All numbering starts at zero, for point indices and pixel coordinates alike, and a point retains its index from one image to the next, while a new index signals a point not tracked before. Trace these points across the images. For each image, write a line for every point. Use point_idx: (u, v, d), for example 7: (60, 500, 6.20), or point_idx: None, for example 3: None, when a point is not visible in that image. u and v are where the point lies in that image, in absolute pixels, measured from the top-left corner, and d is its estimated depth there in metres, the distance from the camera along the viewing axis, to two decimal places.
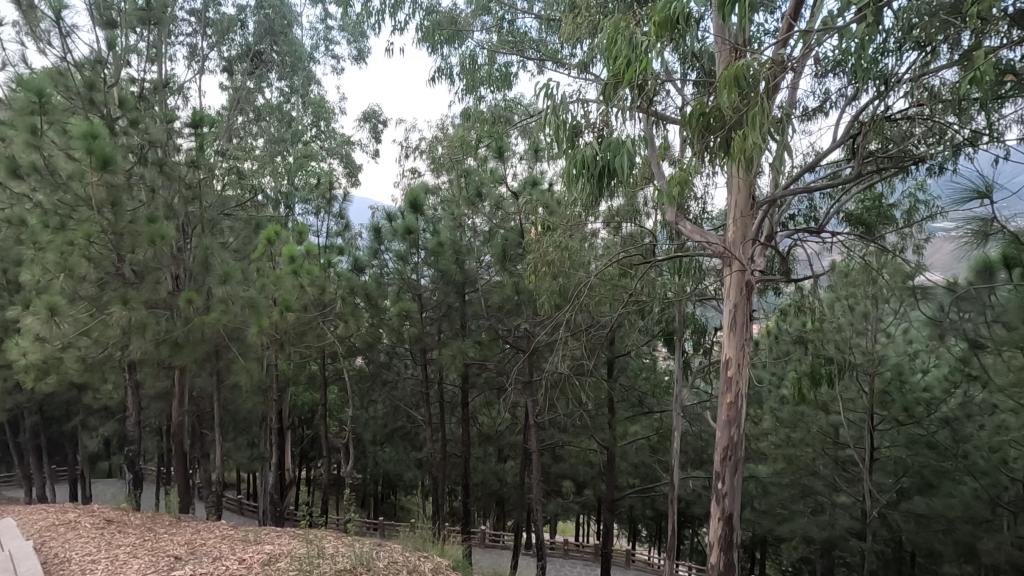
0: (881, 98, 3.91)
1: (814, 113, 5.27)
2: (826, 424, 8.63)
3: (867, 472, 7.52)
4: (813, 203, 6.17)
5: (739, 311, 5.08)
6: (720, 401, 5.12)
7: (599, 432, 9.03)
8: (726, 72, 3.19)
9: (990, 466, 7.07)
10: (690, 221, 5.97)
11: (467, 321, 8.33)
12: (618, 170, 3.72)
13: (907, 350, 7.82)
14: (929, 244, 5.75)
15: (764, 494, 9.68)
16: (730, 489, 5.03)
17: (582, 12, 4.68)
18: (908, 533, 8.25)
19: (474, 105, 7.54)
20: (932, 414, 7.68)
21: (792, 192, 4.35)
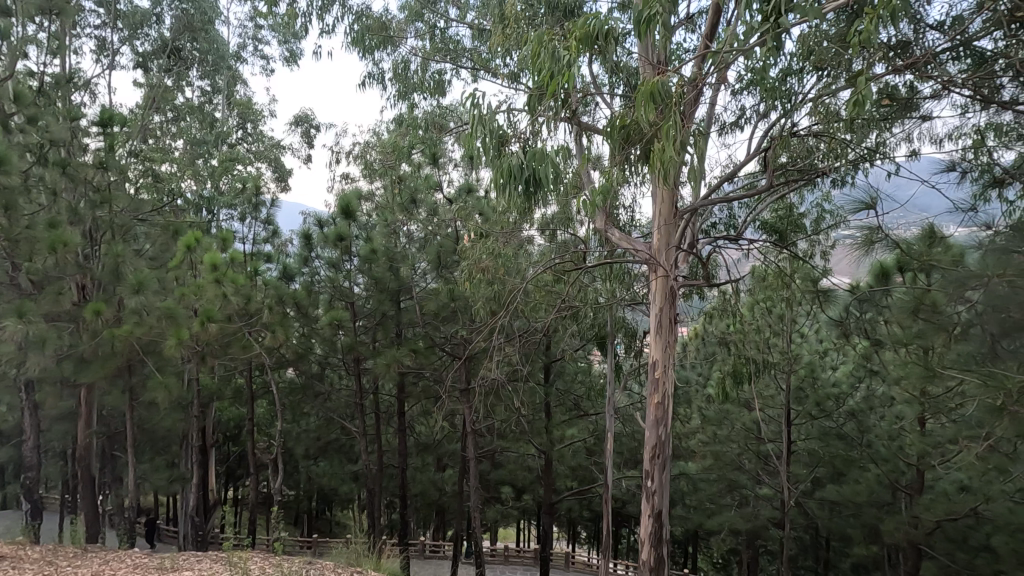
0: (787, 115, 4.21)
1: (731, 128, 5.60)
2: (748, 420, 9.12)
3: (784, 464, 8.01)
4: (732, 212, 6.52)
5: (664, 314, 5.31)
6: (648, 402, 5.32)
7: (536, 436, 9.12)
8: (641, 89, 3.37)
9: (891, 452, 7.68)
10: (619, 230, 6.19)
11: (402, 328, 8.19)
12: (545, 180, 3.79)
13: (818, 349, 8.44)
14: (835, 250, 6.21)
15: (694, 490, 10.05)
16: (658, 486, 5.23)
17: (510, 24, 4.76)
18: (823, 519, 8.80)
19: (408, 111, 7.50)
20: (841, 407, 8.28)
21: (711, 202, 4.63)
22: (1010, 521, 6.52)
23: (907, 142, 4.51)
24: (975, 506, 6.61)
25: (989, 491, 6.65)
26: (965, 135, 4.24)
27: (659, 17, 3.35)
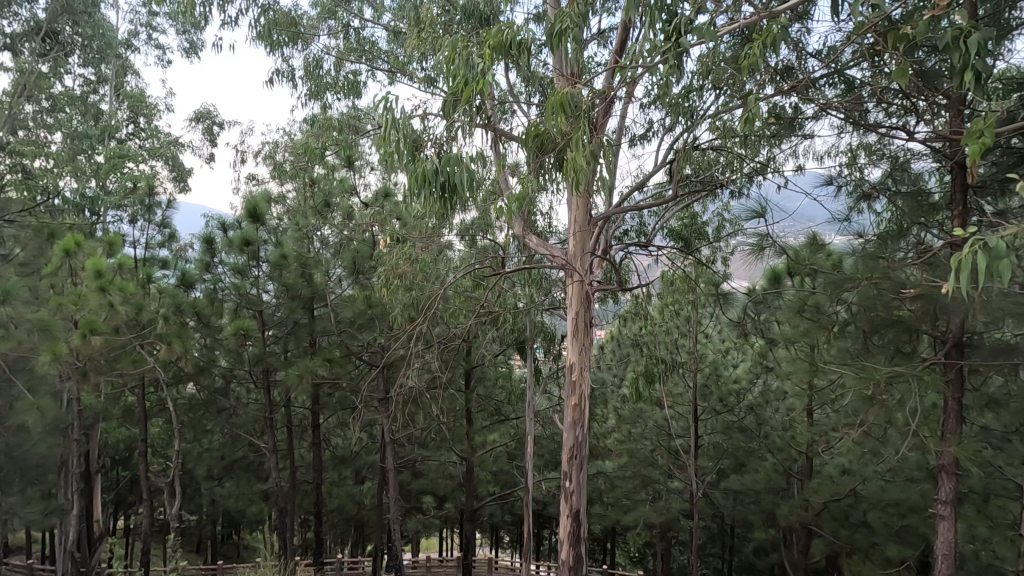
0: (689, 130, 4.48)
1: (640, 140, 5.87)
2: (660, 418, 9.56)
3: (692, 459, 8.46)
4: (642, 220, 6.81)
5: (580, 318, 5.46)
6: (566, 403, 5.46)
7: (457, 443, 9.03)
8: (552, 99, 3.45)
9: (785, 442, 8.33)
10: (536, 236, 6.31)
11: (316, 337, 7.81)
12: (461, 186, 3.77)
13: (721, 348, 9.03)
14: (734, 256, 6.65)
15: (611, 487, 10.36)
16: (576, 486, 5.36)
17: (425, 28, 4.72)
18: (728, 508, 9.37)
19: (320, 111, 7.22)
20: (741, 402, 8.89)
21: (621, 211, 4.84)
22: (882, 497, 7.31)
23: (793, 157, 4.93)
24: (854, 486, 7.35)
25: (865, 472, 7.42)
26: (840, 153, 4.71)
27: (570, 31, 3.45)
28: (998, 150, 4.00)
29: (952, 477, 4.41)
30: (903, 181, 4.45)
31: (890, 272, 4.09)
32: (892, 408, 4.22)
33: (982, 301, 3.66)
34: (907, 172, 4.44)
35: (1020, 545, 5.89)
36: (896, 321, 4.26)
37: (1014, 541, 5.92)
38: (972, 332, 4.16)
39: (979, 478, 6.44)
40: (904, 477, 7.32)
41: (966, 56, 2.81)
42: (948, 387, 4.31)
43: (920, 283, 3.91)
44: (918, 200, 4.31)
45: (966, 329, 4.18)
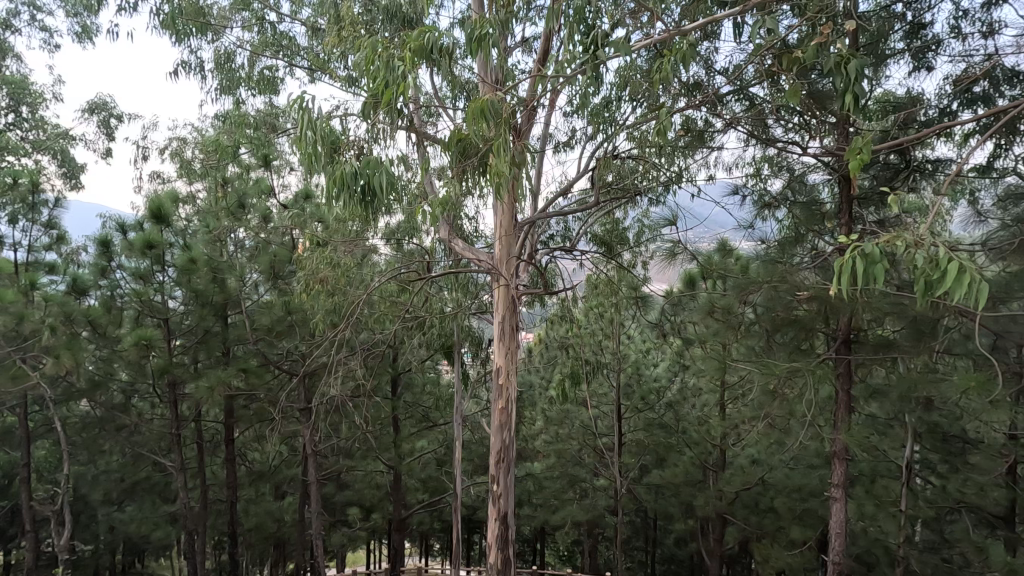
0: (609, 139, 4.66)
1: (564, 146, 6.01)
2: (586, 418, 9.79)
3: (616, 457, 8.73)
4: (567, 225, 6.96)
5: (507, 322, 5.51)
6: (493, 407, 5.49)
7: (384, 452, 8.80)
8: (473, 105, 3.45)
9: (701, 436, 8.78)
10: (463, 240, 6.30)
11: (229, 346, 7.33)
12: (382, 189, 3.69)
13: (642, 348, 9.39)
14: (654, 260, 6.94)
15: (540, 489, 10.48)
16: (504, 489, 5.39)
17: (346, 26, 4.59)
18: (650, 502, 9.75)
19: (233, 107, 6.83)
20: (661, 400, 9.27)
21: (546, 216, 4.96)
22: (787, 483, 7.89)
23: (705, 167, 5.23)
24: (762, 475, 7.88)
25: (772, 461, 7.98)
26: (746, 165, 5.04)
27: (490, 38, 3.46)
28: (876, 166, 4.49)
29: (842, 462, 4.83)
30: (800, 192, 4.84)
31: (787, 276, 4.46)
32: (792, 401, 4.58)
33: (863, 302, 4.07)
34: (804, 184, 4.83)
35: (901, 520, 6.56)
36: (794, 321, 4.64)
37: (896, 516, 6.59)
38: (856, 329, 4.59)
39: (866, 461, 7.12)
40: (805, 464, 7.95)
41: (847, 81, 3.12)
42: (839, 380, 4.72)
43: (813, 286, 4.29)
44: (812, 209, 4.71)
45: (852, 326, 4.61)
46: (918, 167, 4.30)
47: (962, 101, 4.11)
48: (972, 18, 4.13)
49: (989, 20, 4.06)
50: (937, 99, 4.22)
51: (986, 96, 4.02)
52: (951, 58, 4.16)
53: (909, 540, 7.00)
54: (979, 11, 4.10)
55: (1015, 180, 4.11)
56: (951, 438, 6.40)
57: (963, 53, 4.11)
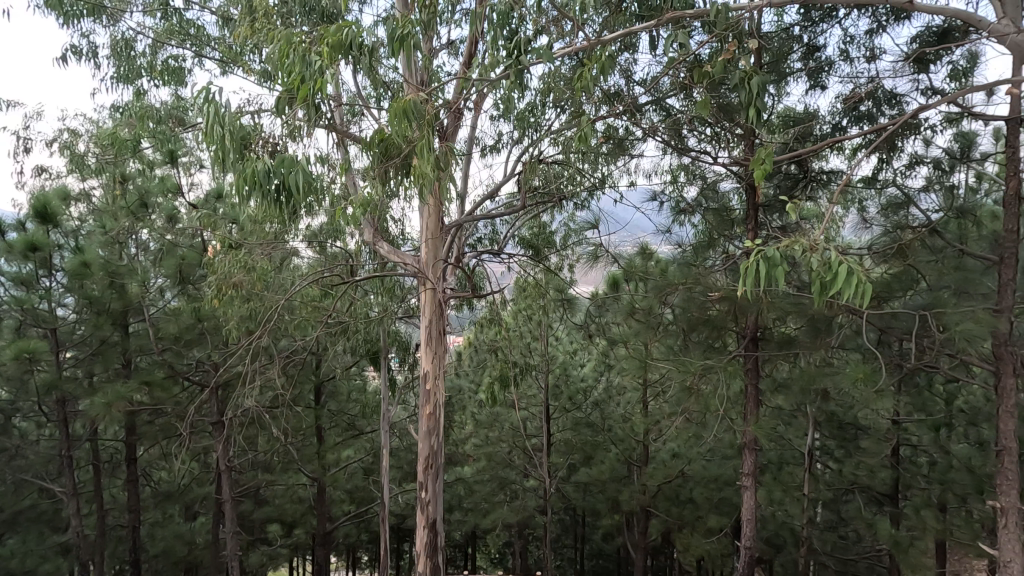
0: (534, 144, 4.72)
1: (491, 150, 6.01)
2: (515, 420, 9.85)
3: (545, 457, 8.83)
4: (495, 228, 6.95)
5: (434, 326, 5.43)
6: (421, 413, 5.38)
7: (306, 464, 8.42)
8: (395, 105, 3.35)
9: (626, 433, 9.05)
10: (388, 242, 6.15)
11: (130, 357, 6.72)
12: (297, 189, 3.50)
13: (569, 349, 9.55)
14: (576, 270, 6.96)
15: (470, 493, 10.39)
16: (433, 495, 5.30)
17: (259, 18, 4.36)
18: (579, 500, 9.93)
19: (133, 98, 6.28)
20: (587, 399, 9.48)
21: (473, 219, 4.95)
22: (704, 474, 8.32)
23: (626, 174, 5.40)
24: (682, 467, 8.25)
25: (691, 454, 8.38)
26: (664, 172, 5.28)
27: (411, 38, 3.38)
28: (779, 175, 4.84)
29: (752, 452, 5.15)
30: (713, 199, 5.11)
31: (701, 277, 4.75)
32: (707, 396, 4.83)
33: (768, 302, 4.39)
34: (716, 192, 5.10)
35: (804, 502, 7.10)
36: (708, 321, 4.90)
37: (800, 499, 7.12)
38: (762, 328, 4.91)
39: (774, 449, 7.65)
40: (721, 455, 8.42)
41: (750, 96, 3.34)
42: (748, 376, 5.02)
43: (723, 288, 4.61)
44: (723, 215, 4.99)
45: (759, 325, 4.93)
46: (815, 177, 4.68)
47: (851, 118, 4.52)
48: (858, 43, 4.55)
49: (872, 46, 4.49)
50: (830, 115, 4.60)
51: (870, 114, 4.44)
52: (841, 79, 4.57)
53: (811, 522, 7.56)
54: (864, 37, 4.52)
55: (895, 191, 4.58)
56: (846, 426, 7.00)
57: (851, 75, 4.52)
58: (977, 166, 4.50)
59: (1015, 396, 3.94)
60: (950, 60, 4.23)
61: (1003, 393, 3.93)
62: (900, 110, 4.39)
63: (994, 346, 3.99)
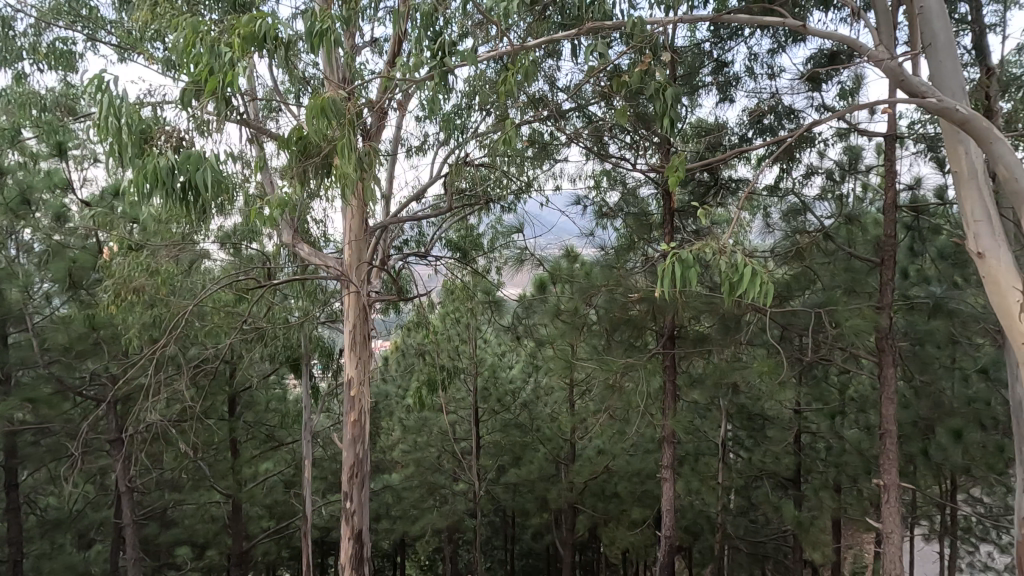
0: (460, 146, 4.72)
1: (417, 151, 5.94)
2: (444, 424, 9.75)
3: (474, 460, 8.81)
4: (421, 230, 6.87)
5: (358, 330, 5.28)
6: (345, 420, 5.20)
7: (219, 480, 7.88)
8: (311, 103, 3.19)
9: (554, 432, 9.18)
10: (309, 244, 5.92)
11: (8, 371, 6.02)
12: (204, 188, 3.27)
13: (498, 351, 9.57)
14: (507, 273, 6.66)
15: (398, 500, 10.16)
16: (358, 506, 5.14)
17: (162, 3, 4.06)
18: (508, 501, 9.98)
19: (12, 82, 5.65)
20: (515, 400, 9.55)
21: (399, 221, 4.87)
22: (628, 469, 8.61)
23: (552, 178, 5.52)
24: (607, 463, 8.51)
25: (615, 450, 8.66)
26: (587, 177, 5.43)
27: (330, 33, 3.26)
28: (692, 183, 5.15)
29: (671, 445, 5.40)
30: (633, 204, 5.33)
31: (622, 279, 4.98)
32: (628, 393, 5.02)
33: (683, 301, 4.62)
34: (636, 197, 5.33)
35: (719, 491, 7.53)
36: (628, 320, 5.08)
37: (715, 488, 7.55)
38: (679, 326, 5.16)
39: (691, 442, 8.05)
40: (643, 449, 8.76)
41: (664, 106, 3.51)
42: (666, 373, 5.26)
43: (642, 289, 4.85)
44: (642, 219, 5.22)
45: (676, 324, 5.17)
46: (724, 184, 5.01)
47: (755, 130, 4.87)
48: (761, 61, 4.91)
49: (773, 64, 4.87)
50: (738, 127, 4.94)
51: (772, 127, 4.82)
52: (747, 94, 4.91)
53: (725, 509, 8.03)
54: (766, 56, 4.89)
55: (794, 199, 4.99)
56: (754, 416, 7.51)
57: (755, 90, 4.87)
58: (862, 177, 5.00)
59: (895, 383, 4.38)
60: (839, 80, 4.67)
61: (885, 381, 4.36)
62: (798, 124, 4.78)
63: (877, 339, 4.42)
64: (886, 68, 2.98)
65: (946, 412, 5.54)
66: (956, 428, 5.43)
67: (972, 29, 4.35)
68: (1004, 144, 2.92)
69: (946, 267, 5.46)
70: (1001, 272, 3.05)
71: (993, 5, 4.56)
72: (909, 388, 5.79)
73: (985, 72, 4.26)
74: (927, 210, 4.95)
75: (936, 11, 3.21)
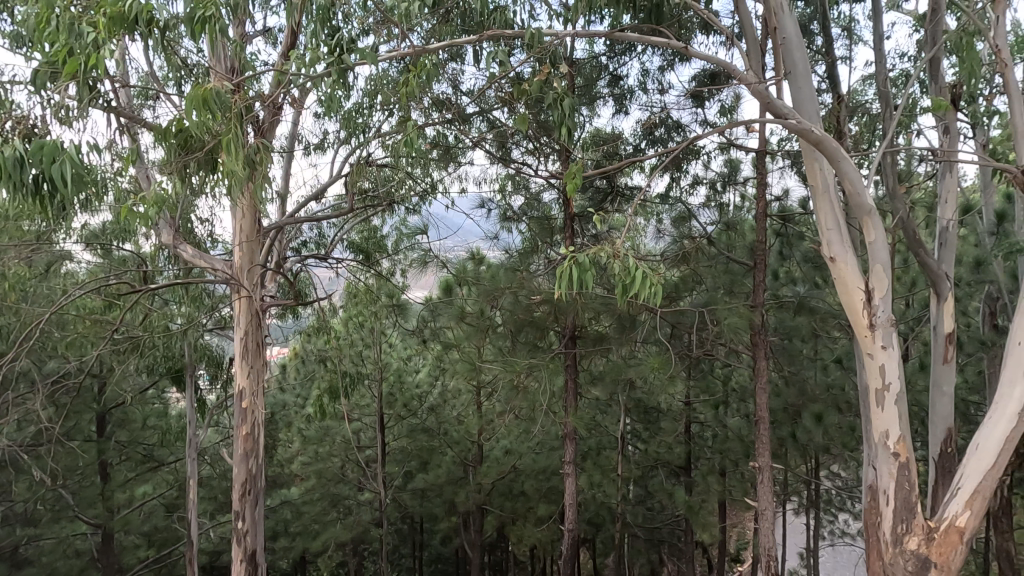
0: (361, 145, 4.58)
1: (316, 148, 5.68)
2: (347, 432, 9.35)
3: (379, 468, 8.57)
4: (322, 231, 6.56)
5: (251, 337, 4.94)
6: (236, 434, 4.85)
7: (85, 509, 7.03)
8: (192, 93, 2.92)
9: (462, 435, 9.15)
10: (193, 245, 5.46)
11: None
12: (60, 184, 2.87)
13: (404, 355, 9.34)
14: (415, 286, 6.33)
15: (297, 516, 9.62)
16: (251, 525, 4.81)
17: None
18: (415, 507, 9.80)
19: None
20: (422, 405, 9.36)
21: (296, 222, 4.63)
22: (534, 467, 8.80)
23: (457, 181, 5.51)
24: (513, 463, 8.64)
25: (521, 449, 8.81)
26: (492, 181, 5.49)
27: (214, 20, 3.03)
28: (591, 189, 5.42)
29: (572, 441, 5.59)
30: (535, 209, 5.49)
31: (525, 282, 5.10)
32: (532, 393, 5.14)
33: (582, 303, 4.84)
34: (538, 202, 5.49)
35: (618, 482, 7.93)
36: (532, 321, 5.21)
37: (615, 480, 7.93)
38: (579, 327, 5.35)
39: (593, 437, 8.38)
40: (548, 447, 8.99)
41: (563, 115, 3.63)
42: (568, 371, 5.44)
43: (544, 291, 5.00)
44: (545, 223, 5.39)
45: (576, 325, 5.35)
46: (619, 192, 5.30)
47: (649, 141, 5.20)
48: (652, 77, 5.25)
49: (662, 80, 5.23)
50: (632, 138, 5.24)
51: (663, 139, 5.16)
52: (640, 106, 5.22)
53: (624, 499, 8.45)
54: (656, 72, 5.23)
55: (682, 206, 5.39)
56: (651, 410, 7.96)
57: (647, 103, 5.20)
58: (740, 188, 5.51)
59: (767, 374, 4.85)
60: (719, 98, 5.12)
61: (758, 372, 4.82)
62: (684, 136, 5.17)
63: (752, 335, 4.88)
64: (754, 91, 3.30)
65: (809, 398, 6.23)
66: (817, 412, 6.13)
67: (825, 60, 4.94)
68: (850, 163, 3.33)
69: (808, 270, 6.14)
70: (848, 274, 3.48)
71: (842, 40, 5.21)
72: (780, 378, 6.44)
73: (835, 99, 4.86)
74: (792, 218, 5.55)
75: (794, 42, 3.60)
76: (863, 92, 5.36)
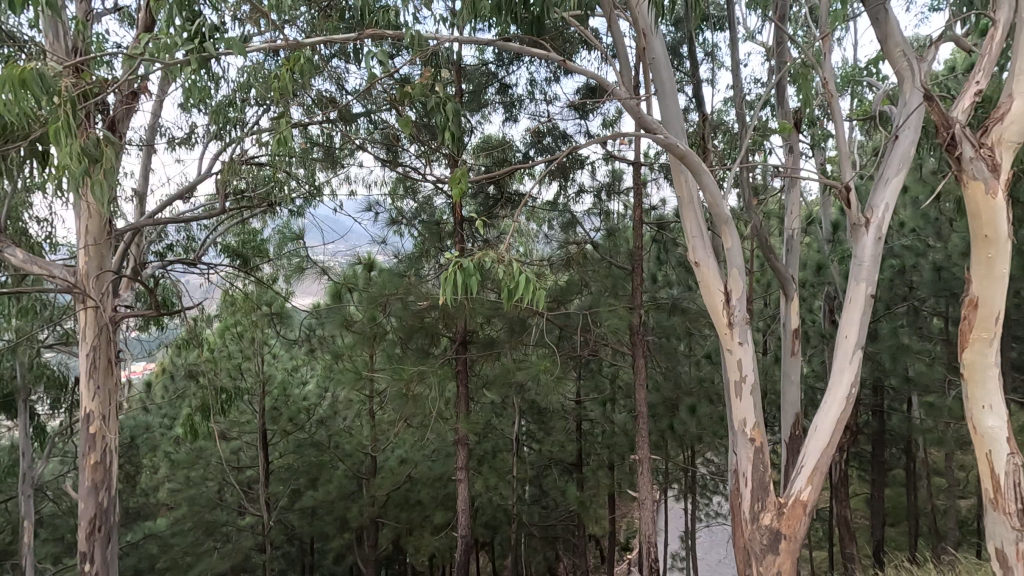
0: (233, 142, 4.24)
1: (182, 143, 5.18)
2: (223, 453, 8.55)
3: (261, 489, 7.96)
4: (190, 234, 5.98)
5: (100, 352, 4.35)
6: (81, 464, 4.25)
7: None
8: (4, 73, 2.53)
9: (353, 448, 8.73)
10: (26, 249, 4.73)
11: None
12: None
13: (289, 366, 8.73)
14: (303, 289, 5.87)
15: (165, 549, 8.64)
16: (102, 566, 4.22)
17: None
18: (303, 528, 9.21)
19: None
20: (310, 419, 8.76)
21: (155, 223, 4.16)
22: (429, 475, 8.68)
23: (345, 183, 5.29)
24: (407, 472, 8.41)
25: (416, 458, 8.61)
26: (380, 184, 5.36)
27: None
28: (482, 195, 5.46)
29: (465, 446, 5.57)
30: (425, 212, 5.40)
31: (413, 287, 5.01)
32: (422, 400, 5.04)
33: (470, 307, 4.85)
34: (428, 206, 5.43)
35: (513, 483, 8.01)
36: (422, 327, 5.13)
37: (511, 482, 7.99)
38: (471, 331, 5.35)
39: (488, 441, 8.40)
40: (443, 453, 8.87)
41: (448, 119, 3.59)
42: (459, 376, 5.43)
43: (432, 296, 4.95)
44: (435, 227, 5.35)
45: (468, 329, 5.35)
46: (508, 198, 5.39)
47: (537, 149, 5.31)
48: (539, 87, 5.41)
49: (548, 91, 5.40)
50: (522, 146, 5.36)
51: (550, 147, 5.30)
52: (528, 115, 5.35)
53: (520, 499, 8.56)
54: (543, 83, 5.41)
55: (568, 213, 5.60)
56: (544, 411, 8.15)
57: (535, 112, 5.34)
58: (623, 197, 5.83)
59: (646, 371, 5.17)
60: (601, 111, 5.39)
61: (638, 369, 5.11)
62: (570, 146, 5.38)
63: (632, 335, 5.17)
64: (628, 106, 3.51)
65: (684, 391, 6.75)
66: (690, 405, 6.63)
67: (692, 81, 5.38)
68: (711, 176, 3.63)
69: (682, 273, 6.62)
70: (711, 277, 3.80)
71: (707, 63, 5.70)
72: (659, 374, 6.89)
73: (701, 117, 5.30)
74: (667, 225, 5.97)
75: (662, 63, 3.89)
76: (726, 112, 5.89)
